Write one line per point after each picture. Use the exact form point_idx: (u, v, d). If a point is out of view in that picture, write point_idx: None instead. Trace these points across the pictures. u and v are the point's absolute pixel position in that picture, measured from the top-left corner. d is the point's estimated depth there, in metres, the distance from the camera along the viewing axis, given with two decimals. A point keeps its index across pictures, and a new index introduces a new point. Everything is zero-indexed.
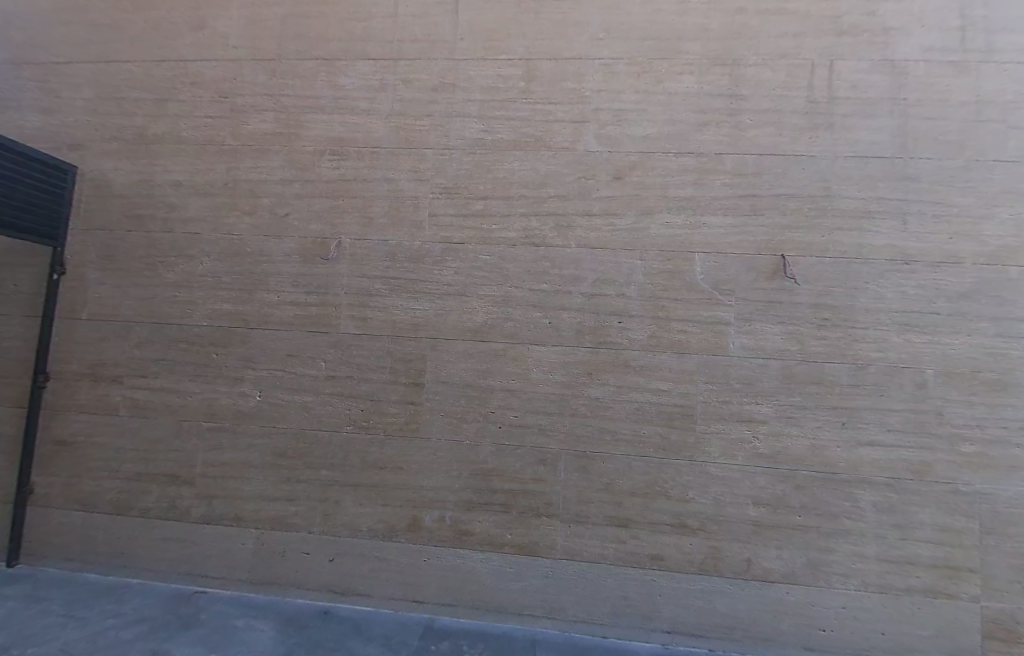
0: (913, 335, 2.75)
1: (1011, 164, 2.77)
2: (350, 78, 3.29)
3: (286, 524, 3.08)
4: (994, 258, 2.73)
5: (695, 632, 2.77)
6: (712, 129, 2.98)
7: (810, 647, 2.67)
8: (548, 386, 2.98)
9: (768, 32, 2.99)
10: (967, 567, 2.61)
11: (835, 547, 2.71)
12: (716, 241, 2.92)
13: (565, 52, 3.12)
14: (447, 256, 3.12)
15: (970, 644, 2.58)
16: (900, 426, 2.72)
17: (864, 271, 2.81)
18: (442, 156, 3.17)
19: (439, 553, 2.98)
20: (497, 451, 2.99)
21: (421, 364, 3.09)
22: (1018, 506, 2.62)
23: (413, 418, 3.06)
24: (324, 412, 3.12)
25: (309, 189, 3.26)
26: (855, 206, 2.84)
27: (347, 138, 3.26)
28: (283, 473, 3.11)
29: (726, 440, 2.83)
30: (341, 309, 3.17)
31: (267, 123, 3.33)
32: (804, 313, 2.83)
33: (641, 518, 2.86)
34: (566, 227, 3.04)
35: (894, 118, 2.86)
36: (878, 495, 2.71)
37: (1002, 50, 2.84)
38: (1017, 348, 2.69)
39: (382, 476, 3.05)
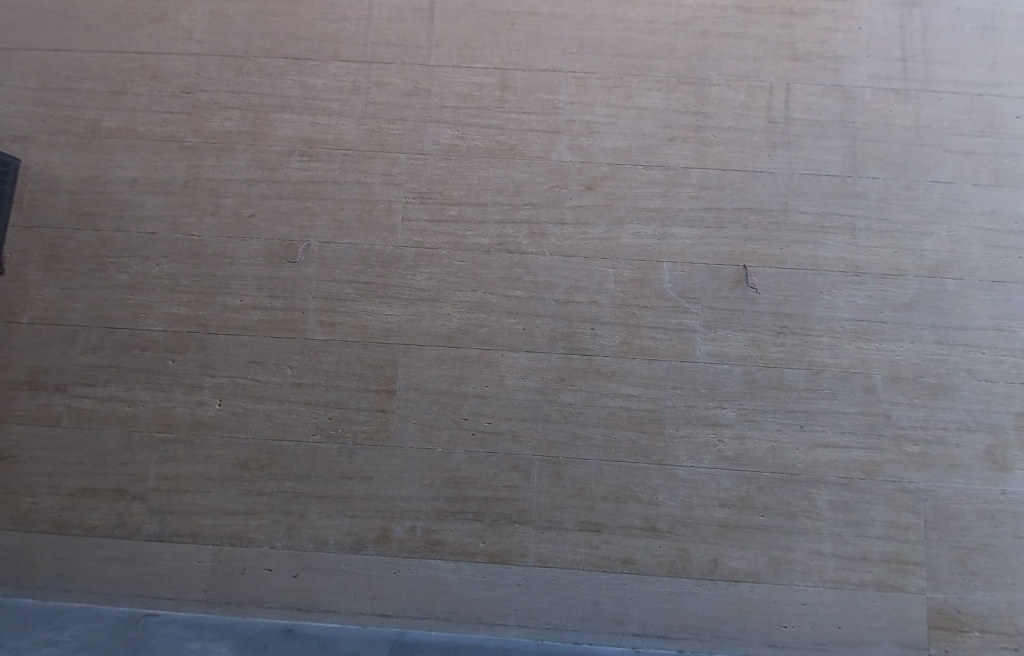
0: (863, 342, 2.93)
1: (946, 185, 3.02)
2: (321, 79, 3.23)
3: (247, 539, 2.94)
4: (933, 270, 2.96)
5: (664, 634, 2.81)
6: (679, 143, 3.10)
7: (773, 644, 2.77)
8: (521, 392, 2.99)
9: (731, 55, 3.15)
10: (913, 561, 2.79)
11: (795, 546, 2.83)
12: (683, 251, 3.03)
13: (539, 63, 3.18)
14: (420, 261, 3.09)
15: (917, 634, 2.74)
16: (852, 427, 2.89)
17: (819, 282, 2.98)
18: (415, 160, 3.16)
19: (410, 564, 2.91)
20: (469, 458, 2.97)
21: (392, 371, 3.04)
22: (957, 501, 2.82)
23: (384, 426, 3.00)
24: (289, 421, 3.02)
25: (276, 190, 3.17)
26: (810, 220, 3.02)
27: (317, 139, 3.20)
28: (245, 486, 2.98)
29: (693, 443, 2.92)
30: (309, 314, 3.08)
31: (233, 121, 3.22)
32: (765, 321, 2.97)
33: (612, 522, 2.90)
34: (540, 234, 3.07)
35: (844, 139, 3.07)
36: (833, 493, 2.85)
37: (938, 81, 3.10)
38: (954, 354, 2.91)
39: (351, 486, 2.97)
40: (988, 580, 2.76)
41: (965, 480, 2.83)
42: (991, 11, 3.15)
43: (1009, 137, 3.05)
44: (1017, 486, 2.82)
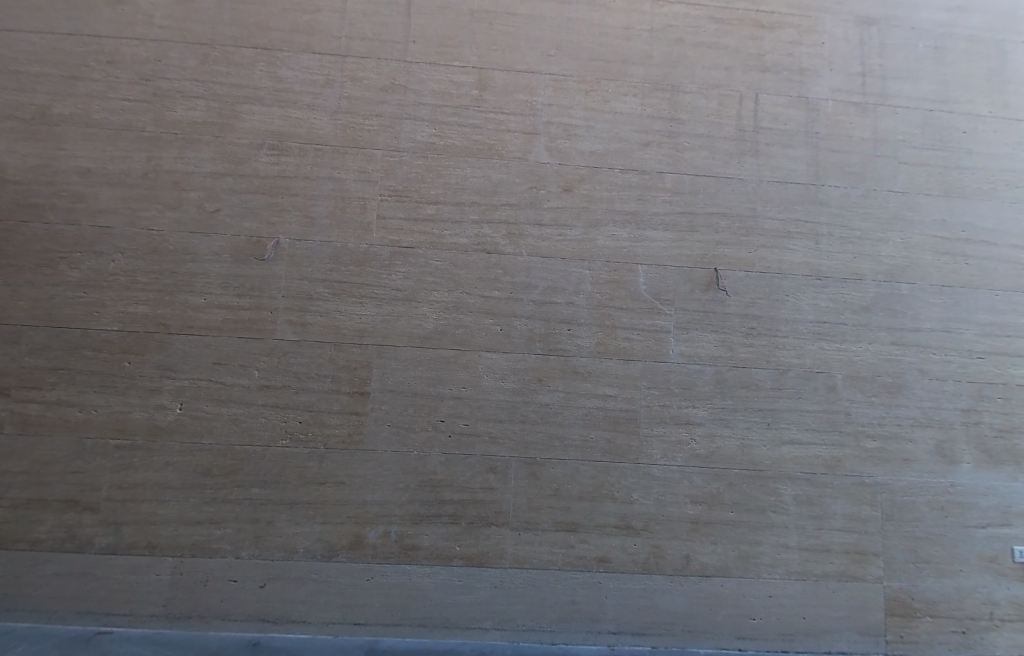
0: (825, 343, 3.07)
1: (901, 194, 3.20)
2: (293, 71, 3.14)
3: (210, 550, 2.81)
4: (889, 275, 3.13)
5: (638, 631, 2.85)
6: (654, 148, 3.17)
7: (742, 636, 2.86)
8: (498, 393, 2.98)
9: (703, 63, 3.24)
10: (871, 551, 2.93)
11: (763, 540, 2.93)
12: (657, 254, 3.10)
13: (517, 64, 3.18)
14: (396, 260, 3.04)
15: (874, 621, 2.88)
16: (815, 424, 3.01)
17: (785, 285, 3.10)
18: (391, 158, 3.10)
19: (384, 570, 2.85)
20: (446, 461, 2.93)
21: (366, 373, 2.97)
22: (910, 494, 2.98)
23: (357, 430, 2.93)
24: (257, 425, 2.90)
25: (244, 184, 3.05)
26: (776, 225, 3.14)
27: (288, 133, 3.10)
28: (208, 493, 2.84)
29: (667, 442, 2.98)
30: (278, 314, 2.98)
31: (197, 111, 3.08)
32: (734, 322, 3.06)
33: (588, 521, 2.92)
34: (517, 235, 3.08)
35: (808, 149, 3.21)
36: (798, 488, 2.97)
37: (893, 97, 3.28)
38: (907, 354, 3.08)
39: (322, 492, 2.88)
40: (938, 568, 2.94)
41: (918, 473, 3.00)
42: (941, 32, 3.36)
43: (956, 152, 3.26)
44: (963, 478, 3.01)
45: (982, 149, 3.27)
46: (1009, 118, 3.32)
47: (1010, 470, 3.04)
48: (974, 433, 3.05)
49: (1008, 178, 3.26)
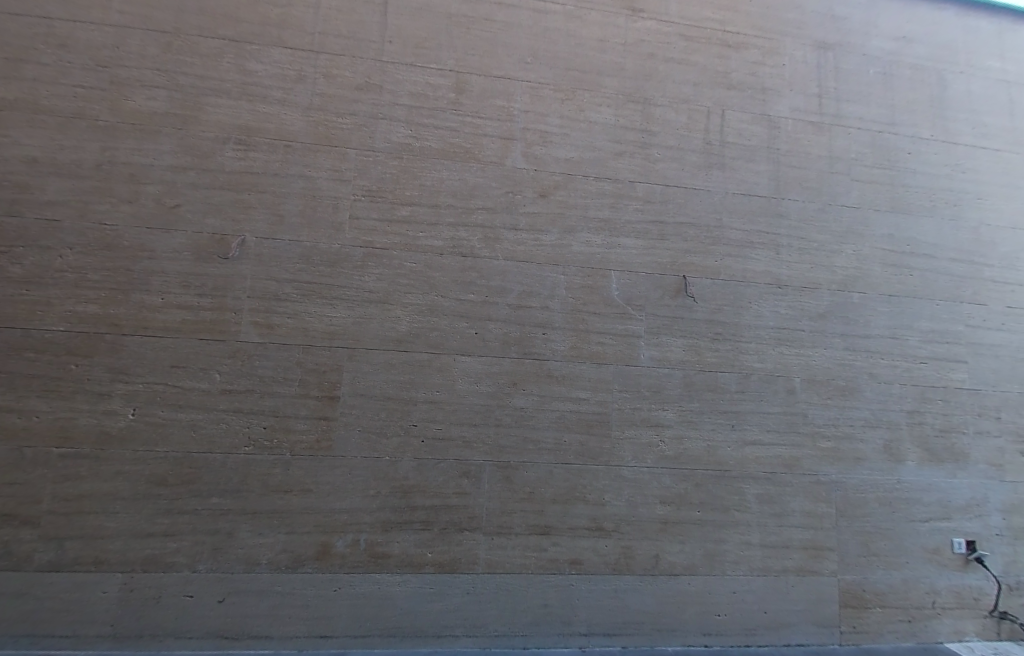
0: (785, 348, 3.23)
1: (853, 209, 3.41)
2: (263, 65, 3.05)
3: (165, 564, 2.65)
4: (843, 284, 3.33)
5: (609, 631, 2.89)
6: (627, 158, 3.26)
7: (708, 632, 2.94)
8: (472, 397, 2.97)
9: (674, 78, 3.37)
10: (827, 546, 3.09)
11: (727, 538, 3.03)
12: (629, 260, 3.18)
13: (494, 70, 3.21)
14: (369, 261, 2.99)
15: (829, 612, 3.04)
16: (776, 426, 3.16)
17: (748, 293, 3.24)
18: (366, 157, 3.06)
19: (352, 579, 2.77)
20: (418, 466, 2.89)
21: (336, 376, 2.90)
22: (862, 490, 3.17)
23: (325, 435, 2.85)
24: (218, 432, 2.77)
25: (208, 180, 2.93)
26: (740, 236, 3.29)
27: (256, 127, 3.00)
28: (164, 504, 2.69)
29: (638, 444, 3.05)
30: (242, 315, 2.86)
31: (158, 102, 2.94)
32: (702, 328, 3.18)
33: (561, 523, 2.94)
34: (493, 239, 3.09)
35: (770, 164, 3.38)
36: (761, 487, 3.10)
37: (847, 118, 3.51)
38: (859, 359, 3.28)
39: (288, 500, 2.78)
40: (886, 560, 3.13)
41: (869, 471, 3.19)
42: (888, 60, 3.63)
43: (901, 171, 3.52)
44: (909, 475, 3.23)
45: (924, 169, 3.54)
46: (947, 142, 3.61)
47: (950, 467, 3.27)
48: (918, 433, 3.27)
49: (946, 197, 3.54)
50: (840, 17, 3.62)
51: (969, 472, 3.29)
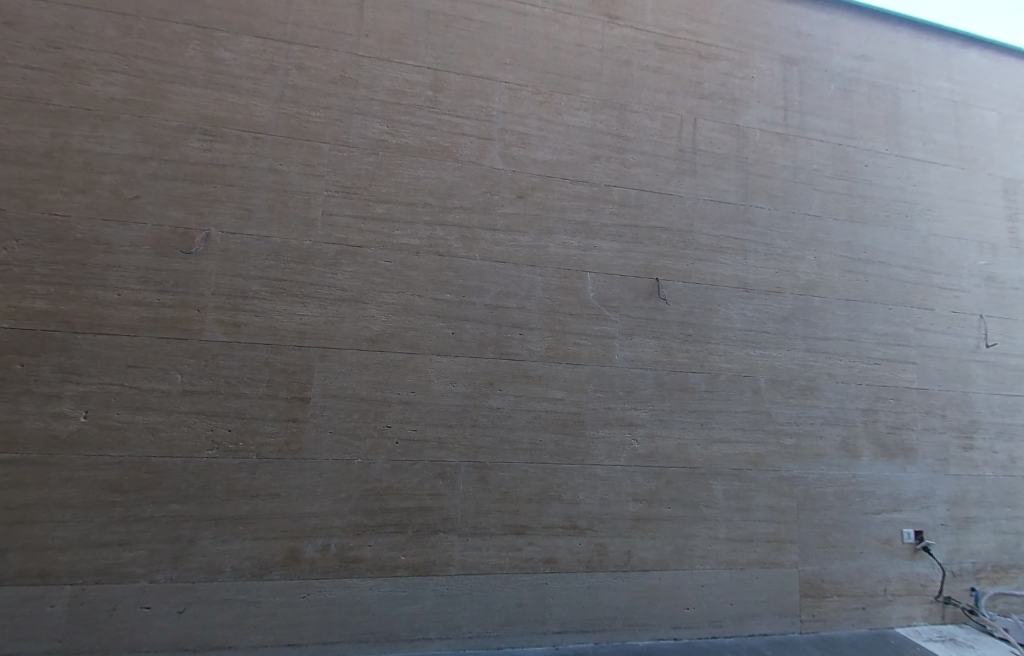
0: (751, 349, 3.35)
1: (815, 218, 3.59)
2: (231, 53, 2.94)
3: (120, 575, 2.51)
4: (805, 288, 3.49)
5: (582, 628, 2.93)
6: (603, 162, 3.31)
7: (678, 626, 3.03)
8: (448, 397, 2.95)
9: (649, 86, 3.45)
10: (789, 539, 3.23)
11: (696, 533, 3.12)
12: (604, 263, 3.23)
13: (473, 70, 3.20)
14: (342, 259, 2.92)
15: (790, 602, 3.18)
16: (743, 424, 3.28)
17: (717, 296, 3.35)
18: (340, 153, 2.99)
19: (322, 585, 2.70)
20: (391, 468, 2.85)
21: (306, 377, 2.82)
22: (821, 485, 3.33)
23: (294, 437, 2.76)
24: (179, 435, 2.65)
25: (171, 171, 2.80)
26: (710, 241, 3.39)
27: (224, 118, 2.89)
28: (118, 512, 2.54)
29: (612, 443, 3.10)
30: (207, 313, 2.75)
31: (117, 87, 2.78)
32: (673, 330, 3.26)
33: (535, 523, 2.96)
34: (470, 239, 3.08)
35: (738, 172, 3.51)
36: (728, 484, 3.21)
37: (810, 130, 3.68)
38: (819, 360, 3.44)
39: (254, 505, 2.68)
40: (842, 551, 3.30)
41: (827, 466, 3.36)
42: (848, 76, 3.83)
43: (858, 182, 3.72)
44: (863, 470, 3.41)
45: (879, 181, 3.76)
46: (900, 156, 3.84)
47: (900, 461, 3.48)
48: (872, 430, 3.47)
49: (899, 208, 3.76)
50: (804, 34, 3.80)
51: (917, 466, 3.51)
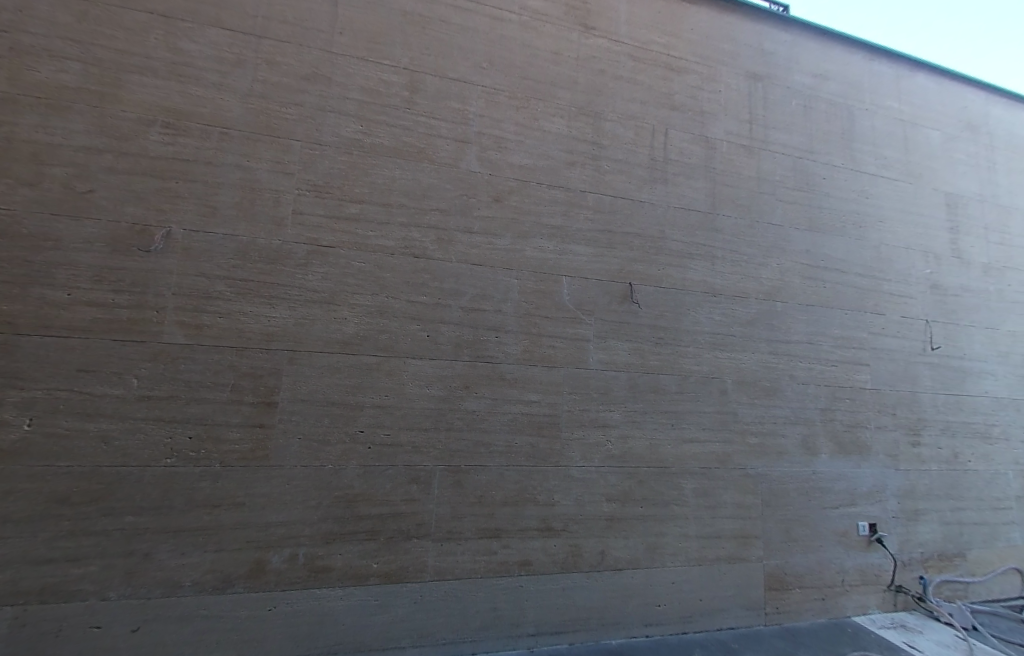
0: (719, 352, 3.47)
1: (778, 227, 3.76)
2: (197, 45, 2.83)
3: (67, 593, 2.34)
4: (768, 294, 3.65)
5: (557, 630, 2.95)
6: (578, 169, 3.37)
7: (649, 623, 3.09)
8: (422, 401, 2.91)
9: (623, 96, 3.54)
10: (754, 535, 3.36)
11: (667, 531, 3.20)
12: (580, 267, 3.28)
13: (450, 72, 3.19)
14: (313, 259, 2.84)
15: (755, 595, 3.30)
16: (711, 425, 3.38)
17: (687, 300, 3.46)
18: (312, 151, 2.92)
19: (289, 596, 2.61)
20: (363, 474, 2.78)
21: (273, 381, 2.73)
22: (784, 482, 3.48)
23: (260, 443, 2.66)
24: (135, 443, 2.50)
25: (129, 165, 2.66)
26: (681, 247, 3.50)
27: (187, 111, 2.77)
28: (65, 526, 2.37)
29: (586, 444, 3.14)
30: (167, 314, 2.62)
31: (69, 75, 2.62)
32: (645, 333, 3.34)
33: (510, 526, 2.96)
34: (446, 240, 3.06)
35: (707, 182, 3.64)
36: (697, 482, 3.30)
37: (773, 144, 3.87)
38: (781, 362, 3.60)
39: (217, 515, 2.56)
40: (804, 545, 3.45)
41: (790, 464, 3.51)
42: (807, 94, 4.04)
43: (817, 194, 3.92)
44: (823, 467, 3.58)
45: (836, 193, 3.98)
46: (854, 170, 4.08)
47: (856, 458, 3.68)
48: (830, 429, 3.65)
49: (854, 219, 3.99)
50: (768, 52, 3.99)
51: (870, 462, 3.71)
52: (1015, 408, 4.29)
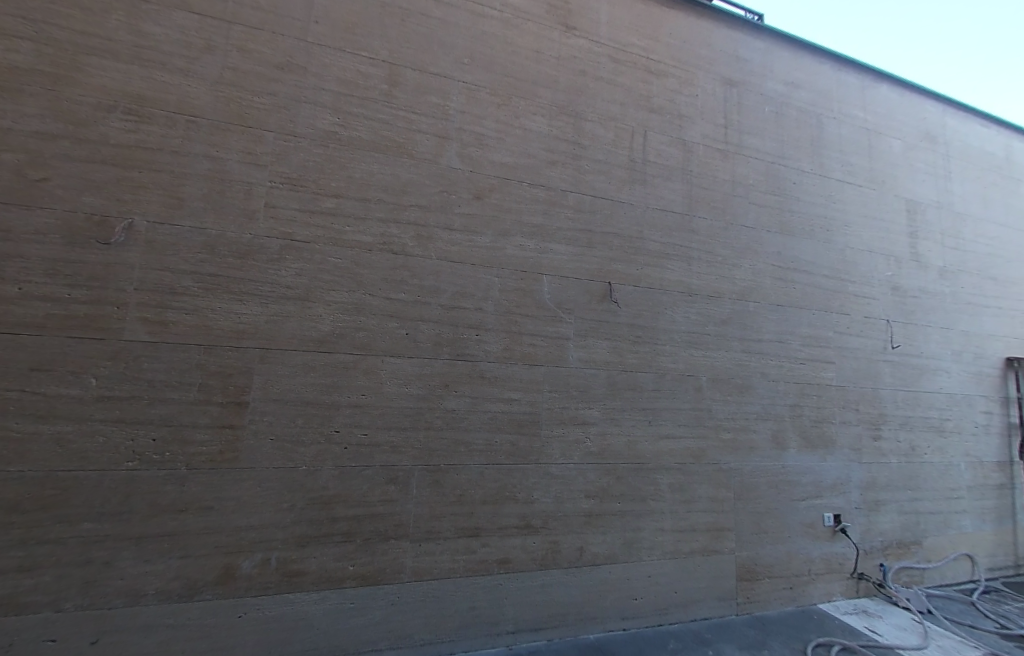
0: (695, 350, 3.56)
1: (751, 229, 3.88)
2: (162, 29, 2.69)
3: (18, 606, 2.20)
4: (741, 294, 3.76)
5: (536, 626, 2.96)
6: (559, 168, 3.38)
7: (626, 616, 3.14)
8: (400, 400, 2.87)
9: (603, 96, 3.57)
10: (727, 528, 3.46)
11: (644, 526, 3.26)
12: (560, 266, 3.30)
13: (430, 66, 3.15)
14: (287, 255, 2.75)
15: (728, 586, 3.40)
16: (687, 421, 3.46)
17: (664, 300, 3.53)
18: (286, 143, 2.83)
19: (261, 602, 2.52)
20: (339, 475, 2.72)
21: (244, 380, 2.63)
22: (755, 476, 3.59)
23: (230, 445, 2.57)
24: (93, 446, 2.37)
25: (87, 152, 2.51)
26: (658, 247, 3.56)
27: (152, 97, 2.64)
28: (16, 535, 2.22)
29: (566, 442, 3.16)
30: (128, 310, 2.49)
31: (20, 54, 2.45)
32: (624, 332, 3.39)
33: (490, 524, 2.95)
34: (426, 237, 3.02)
35: (684, 184, 3.71)
36: (673, 478, 3.37)
37: (747, 148, 3.98)
38: (753, 360, 3.72)
39: (183, 520, 2.46)
40: (773, 536, 3.58)
41: (760, 458, 3.63)
42: (779, 100, 4.18)
43: (788, 198, 4.06)
44: (791, 461, 3.72)
45: (805, 197, 4.13)
46: (822, 175, 4.24)
47: (822, 452, 3.84)
48: (798, 424, 3.79)
49: (822, 223, 4.16)
50: (743, 58, 4.10)
51: (835, 456, 3.87)
52: (966, 403, 4.55)
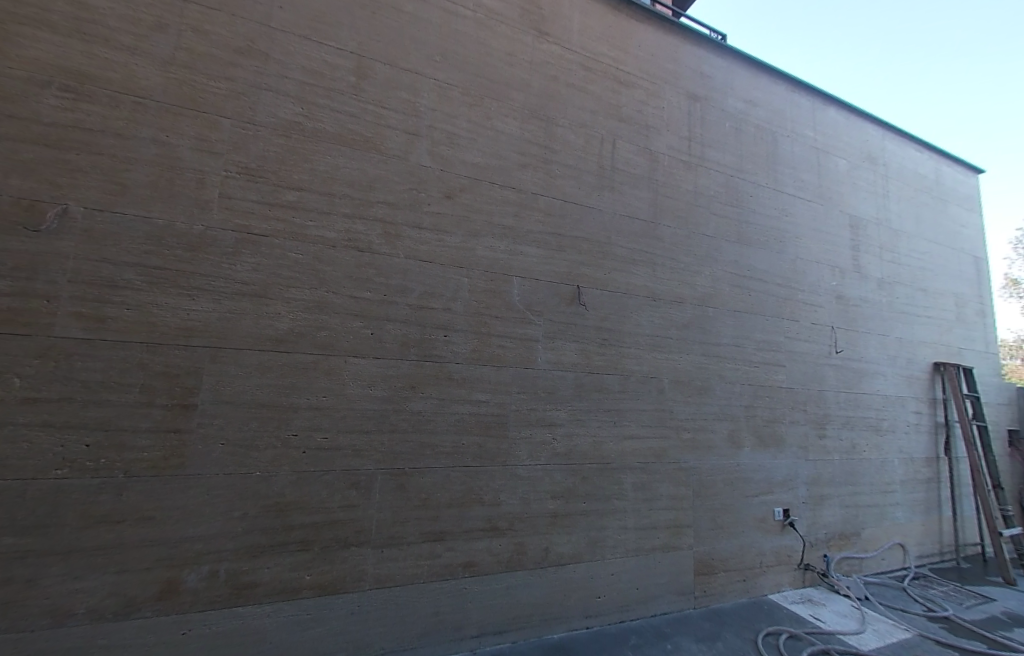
0: (658, 353, 3.67)
1: (711, 237, 4.05)
2: (106, 2, 2.49)
3: None
4: (702, 299, 3.91)
5: (500, 629, 2.94)
6: (530, 171, 3.40)
7: (589, 614, 3.19)
8: (363, 402, 2.78)
9: (574, 103, 3.62)
10: (685, 524, 3.58)
11: (608, 525, 3.32)
12: (531, 267, 3.31)
13: (401, 62, 3.09)
14: (243, 249, 2.61)
15: (686, 581, 3.52)
16: (649, 422, 3.56)
17: (630, 304, 3.61)
18: (244, 131, 2.68)
19: (208, 617, 2.36)
20: (296, 480, 2.59)
21: (192, 381, 2.46)
22: (712, 474, 3.74)
23: (175, 451, 2.39)
24: (14, 454, 2.14)
25: (16, 130, 2.27)
26: (625, 253, 3.65)
27: (94, 74, 2.43)
28: None
29: (533, 443, 3.17)
30: (61, 304, 2.27)
31: None
32: (591, 334, 3.44)
33: (455, 528, 2.90)
34: (395, 235, 2.95)
35: (650, 192, 3.83)
36: (636, 476, 3.45)
37: (708, 161, 4.16)
38: (711, 363, 3.88)
39: (120, 532, 2.27)
40: (728, 531, 3.74)
41: (717, 457, 3.78)
42: (739, 116, 4.39)
43: (745, 209, 4.27)
44: (745, 459, 3.90)
45: (761, 209, 4.36)
46: (776, 189, 4.49)
47: (773, 450, 4.05)
48: (752, 424, 3.98)
49: (775, 235, 4.40)
50: (705, 75, 4.28)
51: (784, 454, 4.10)
52: (898, 404, 4.93)
